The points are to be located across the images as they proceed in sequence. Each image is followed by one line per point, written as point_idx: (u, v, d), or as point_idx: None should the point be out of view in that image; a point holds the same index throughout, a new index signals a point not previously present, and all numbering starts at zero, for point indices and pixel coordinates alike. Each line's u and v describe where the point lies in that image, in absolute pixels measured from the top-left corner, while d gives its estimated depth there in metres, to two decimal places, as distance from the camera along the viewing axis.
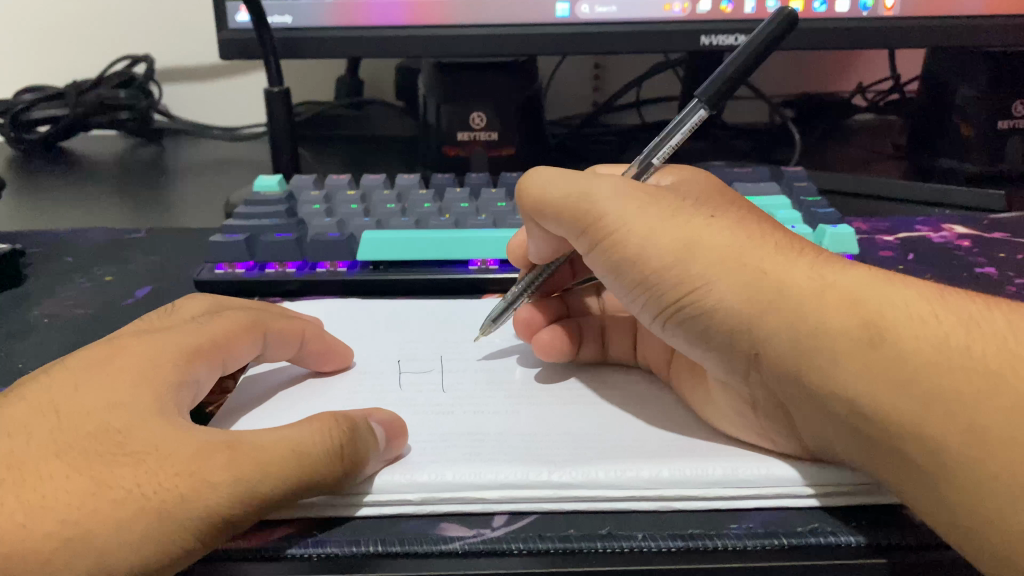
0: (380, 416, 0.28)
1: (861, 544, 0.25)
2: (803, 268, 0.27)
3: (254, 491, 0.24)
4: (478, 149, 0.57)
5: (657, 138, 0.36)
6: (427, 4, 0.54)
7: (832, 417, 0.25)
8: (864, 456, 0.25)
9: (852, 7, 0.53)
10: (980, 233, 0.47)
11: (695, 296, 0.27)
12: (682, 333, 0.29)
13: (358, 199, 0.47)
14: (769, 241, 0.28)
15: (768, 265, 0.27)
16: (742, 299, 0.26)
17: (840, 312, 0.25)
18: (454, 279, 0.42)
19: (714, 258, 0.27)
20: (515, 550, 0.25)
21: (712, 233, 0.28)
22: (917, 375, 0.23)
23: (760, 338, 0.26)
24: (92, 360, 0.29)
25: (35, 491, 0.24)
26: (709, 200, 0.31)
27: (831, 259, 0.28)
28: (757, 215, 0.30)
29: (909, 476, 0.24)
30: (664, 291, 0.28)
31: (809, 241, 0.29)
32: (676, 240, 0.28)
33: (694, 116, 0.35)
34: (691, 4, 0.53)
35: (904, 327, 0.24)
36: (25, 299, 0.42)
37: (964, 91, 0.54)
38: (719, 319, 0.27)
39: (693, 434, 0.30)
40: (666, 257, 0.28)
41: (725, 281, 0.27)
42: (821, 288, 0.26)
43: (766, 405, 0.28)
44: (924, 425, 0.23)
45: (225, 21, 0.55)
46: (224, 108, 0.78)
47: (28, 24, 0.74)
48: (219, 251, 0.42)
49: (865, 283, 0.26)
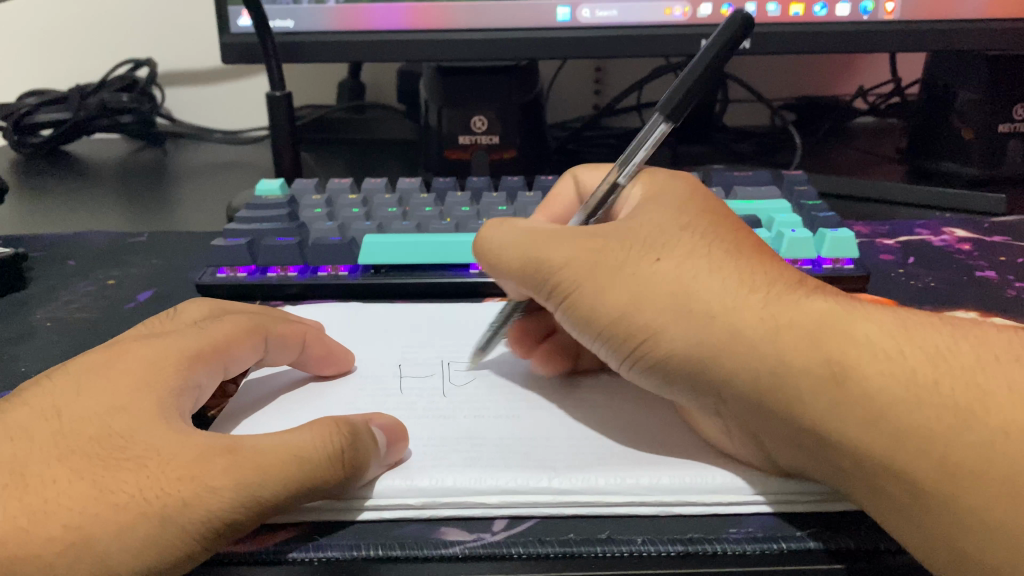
0: (381, 421, 0.28)
1: (837, 553, 0.25)
2: (756, 306, 0.27)
3: (255, 493, 0.24)
4: (479, 151, 0.57)
5: (620, 157, 0.35)
6: (428, 8, 0.54)
7: (803, 447, 0.25)
8: (841, 479, 0.25)
9: (852, 11, 0.53)
10: (981, 236, 0.47)
11: (650, 344, 0.28)
12: (648, 376, 0.29)
13: (359, 203, 0.47)
14: (717, 276, 0.28)
15: (716, 305, 0.27)
16: (693, 345, 0.27)
17: (802, 350, 0.25)
18: (455, 282, 0.42)
19: (662, 305, 0.28)
20: (515, 554, 0.25)
21: (660, 277, 0.28)
22: (885, 413, 0.24)
23: (719, 379, 0.26)
24: (95, 364, 0.29)
25: (38, 495, 0.24)
26: (662, 231, 0.30)
27: (787, 290, 0.28)
28: (711, 238, 0.30)
29: (885, 504, 0.24)
30: (621, 340, 0.29)
31: (767, 264, 0.29)
32: (624, 292, 0.29)
33: (656, 132, 0.35)
34: (691, 8, 0.53)
35: (867, 362, 0.24)
36: (28, 302, 0.42)
37: (963, 95, 0.54)
38: (678, 364, 0.27)
39: (679, 447, 0.29)
40: (616, 310, 0.29)
41: (673, 329, 0.27)
42: (774, 330, 0.26)
43: (739, 434, 0.28)
44: (897, 458, 0.23)
45: (228, 25, 0.56)
46: (227, 111, 0.78)
47: (30, 29, 0.74)
48: (221, 256, 0.42)
49: (824, 318, 0.26)
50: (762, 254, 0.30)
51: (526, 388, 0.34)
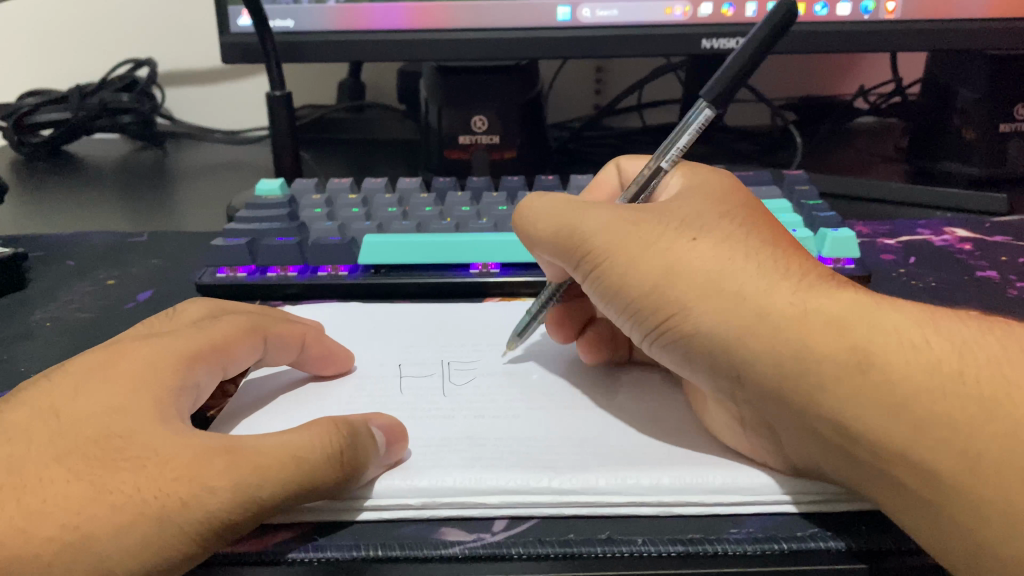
0: (381, 421, 0.28)
1: (844, 551, 0.25)
2: (786, 292, 0.27)
3: (254, 494, 0.24)
4: (479, 152, 0.57)
5: (664, 142, 0.35)
6: (428, 8, 0.54)
7: (818, 437, 0.25)
8: (852, 473, 0.25)
9: (853, 11, 0.53)
10: (982, 236, 0.47)
11: (677, 320, 0.28)
12: (670, 355, 0.29)
13: (359, 203, 0.47)
14: (754, 262, 0.28)
15: (748, 289, 0.27)
16: (720, 325, 0.27)
17: (826, 339, 0.25)
18: (455, 282, 0.42)
19: (693, 282, 0.28)
20: (515, 554, 0.25)
21: (694, 254, 0.28)
22: (909, 401, 0.23)
23: (740, 362, 0.26)
24: (93, 364, 0.29)
25: (36, 496, 0.24)
26: (700, 215, 0.30)
27: (820, 280, 0.28)
28: (750, 228, 0.30)
29: (904, 497, 0.24)
30: (648, 314, 0.29)
31: (803, 255, 0.29)
32: (657, 264, 0.29)
33: (700, 116, 0.34)
34: (692, 8, 0.53)
35: (894, 353, 0.24)
36: (28, 302, 0.42)
37: (964, 94, 0.54)
38: (702, 342, 0.27)
39: (687, 444, 0.30)
40: (648, 281, 0.29)
41: (702, 306, 0.27)
42: (802, 314, 0.26)
43: (754, 423, 0.28)
44: (916, 447, 0.23)
45: (228, 25, 0.56)
46: (227, 111, 0.78)
47: (30, 29, 0.74)
48: (220, 255, 0.42)
49: (852, 307, 0.26)
50: (797, 248, 0.30)
51: (526, 387, 0.34)
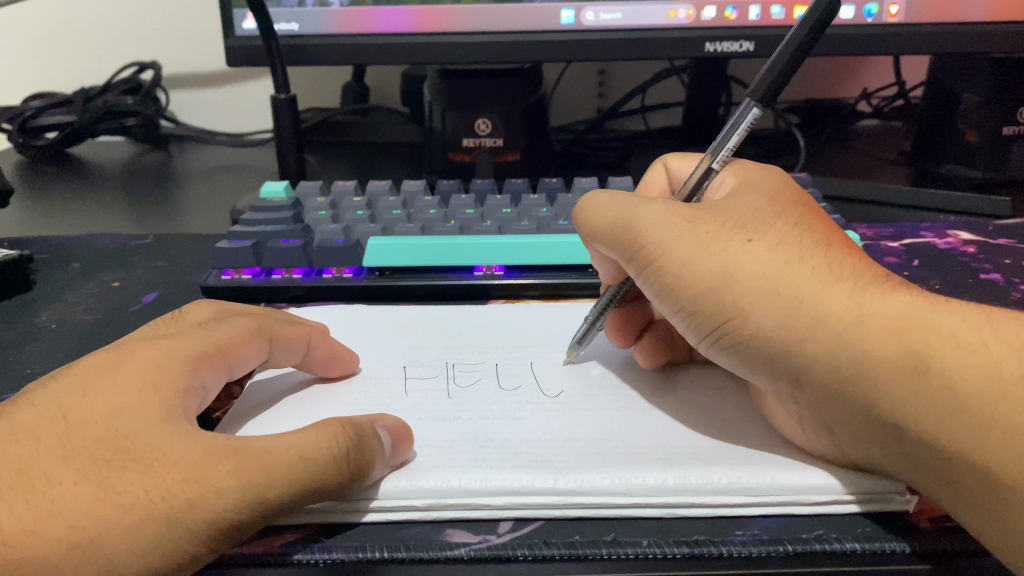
0: (387, 421, 0.28)
1: (908, 552, 0.25)
2: (843, 295, 0.27)
3: (262, 494, 0.24)
4: (484, 154, 0.58)
5: (714, 141, 0.34)
6: (433, 11, 0.54)
7: (876, 437, 0.26)
8: (910, 472, 0.25)
9: (856, 14, 0.53)
10: (986, 239, 0.47)
11: (735, 324, 0.28)
12: (728, 355, 0.29)
13: (364, 205, 0.47)
14: (808, 265, 0.28)
15: (806, 293, 0.27)
16: (780, 327, 0.27)
17: (883, 340, 0.25)
18: (459, 284, 0.42)
19: (750, 286, 0.28)
20: (520, 556, 0.25)
21: (753, 256, 0.28)
22: (967, 404, 0.24)
23: (798, 365, 0.26)
24: (101, 365, 0.29)
25: (44, 496, 0.24)
26: (755, 213, 0.30)
27: (875, 282, 0.27)
28: (806, 228, 0.30)
29: (954, 496, 0.24)
30: (707, 315, 0.29)
31: (856, 256, 0.29)
32: (714, 264, 0.28)
33: (748, 115, 0.33)
34: (696, 11, 0.54)
35: (951, 353, 0.24)
36: (33, 304, 0.42)
37: (967, 98, 0.54)
38: (760, 345, 0.27)
39: (748, 442, 0.30)
40: (705, 284, 0.28)
41: (762, 310, 0.27)
42: (858, 316, 0.26)
43: (811, 424, 0.28)
44: (975, 448, 0.23)
45: (233, 28, 0.56)
46: (231, 115, 0.79)
47: (37, 34, 0.75)
48: (226, 258, 0.43)
49: (907, 311, 0.26)
50: (849, 248, 0.30)
51: (531, 389, 0.34)
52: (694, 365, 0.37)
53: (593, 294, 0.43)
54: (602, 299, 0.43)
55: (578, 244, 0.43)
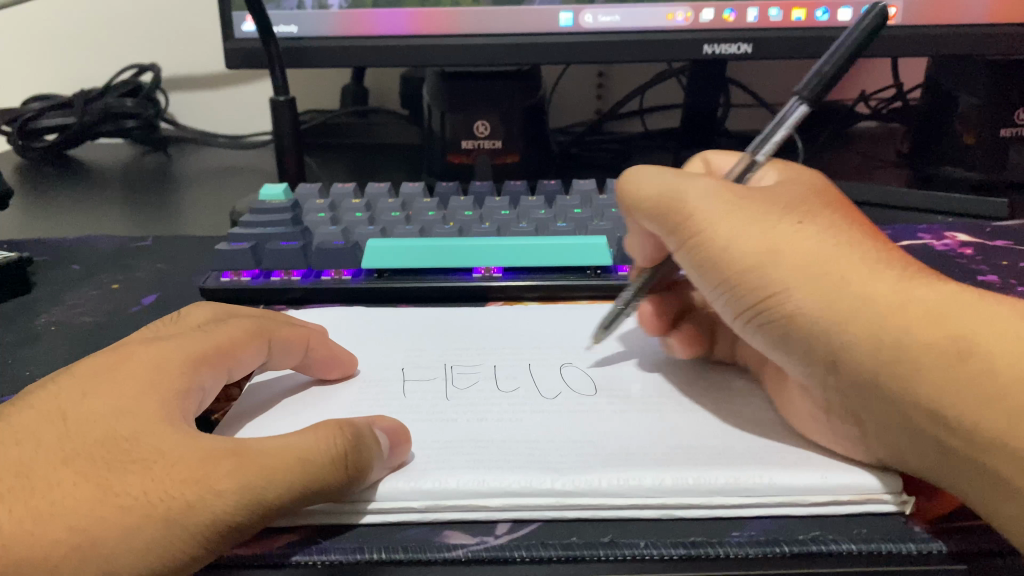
0: (385, 424, 0.28)
1: (947, 553, 0.25)
2: (888, 281, 0.27)
3: (259, 496, 0.24)
4: (482, 156, 0.58)
5: (757, 138, 0.35)
6: (432, 13, 0.54)
7: (908, 424, 0.26)
8: (938, 461, 0.26)
9: (854, 16, 0.53)
10: (982, 241, 0.47)
11: (775, 302, 0.28)
12: (763, 335, 0.29)
13: (363, 207, 0.47)
14: (857, 252, 0.28)
15: (852, 276, 0.27)
16: (822, 307, 0.27)
17: (927, 326, 0.25)
18: (457, 286, 0.42)
19: (796, 265, 0.28)
20: (518, 557, 0.25)
21: (800, 238, 0.28)
22: (1008, 394, 0.24)
23: (836, 345, 0.26)
24: (100, 367, 0.29)
25: (43, 498, 0.24)
26: (801, 202, 0.30)
27: (921, 275, 0.28)
28: (851, 220, 0.30)
29: (981, 487, 0.25)
30: (745, 292, 0.28)
31: (903, 252, 0.29)
32: (759, 242, 0.28)
33: (797, 111, 0.34)
34: (694, 13, 0.54)
35: (996, 343, 0.25)
36: (33, 306, 0.42)
37: (964, 100, 0.55)
38: (798, 326, 0.27)
39: (769, 435, 0.30)
40: (749, 259, 0.28)
41: (806, 288, 0.27)
42: (903, 302, 0.26)
43: (839, 412, 0.28)
44: (1010, 439, 0.24)
45: (232, 30, 0.56)
46: (231, 117, 0.79)
47: (38, 37, 0.75)
48: (225, 260, 0.43)
49: (952, 301, 0.26)
50: (892, 244, 0.30)
51: (529, 390, 0.34)
52: (692, 367, 0.37)
53: (591, 296, 0.43)
54: (601, 300, 0.43)
55: (575, 246, 0.43)
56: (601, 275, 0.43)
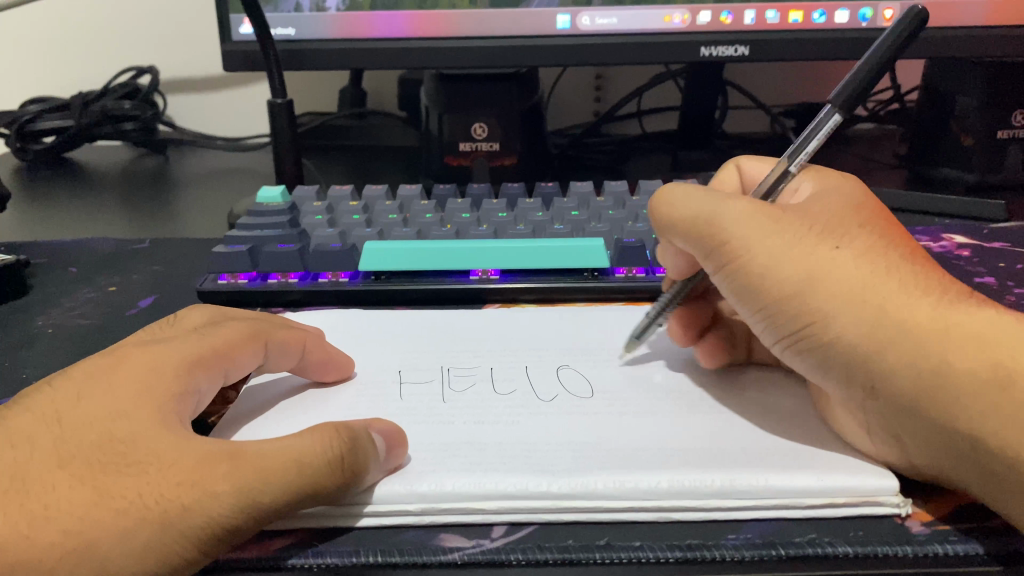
0: (381, 426, 0.28)
1: (984, 554, 0.25)
2: (927, 307, 0.27)
3: (255, 499, 0.24)
4: (480, 159, 0.58)
5: (792, 145, 0.34)
6: (430, 15, 0.54)
7: (951, 449, 0.26)
8: (979, 484, 0.26)
9: (851, 18, 0.53)
10: (980, 243, 0.47)
11: (818, 328, 0.27)
12: (803, 359, 0.29)
13: (360, 209, 0.47)
14: (895, 277, 0.28)
15: (890, 303, 0.27)
16: (863, 335, 0.27)
17: (968, 355, 0.26)
18: (454, 288, 0.42)
19: (836, 292, 0.28)
20: (514, 560, 0.25)
21: (840, 264, 0.28)
22: None
23: (878, 373, 0.27)
24: (96, 369, 0.29)
25: (39, 501, 0.24)
26: (839, 222, 0.30)
27: (958, 298, 0.28)
28: (888, 240, 0.30)
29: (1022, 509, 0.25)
30: (787, 319, 0.28)
31: (939, 271, 0.29)
32: (799, 268, 0.28)
33: (829, 121, 0.34)
34: (691, 16, 0.54)
35: None
36: (29, 308, 0.42)
37: (963, 100, 0.54)
38: (840, 353, 0.27)
39: (791, 435, 0.30)
40: (788, 287, 0.28)
41: (848, 316, 0.27)
42: (943, 329, 0.26)
43: (878, 433, 0.28)
44: None
45: (230, 32, 0.56)
46: (229, 119, 0.79)
47: (36, 39, 0.75)
48: (221, 262, 0.43)
49: (992, 327, 0.26)
50: (928, 263, 0.30)
51: (526, 393, 0.34)
52: (692, 368, 0.37)
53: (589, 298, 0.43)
54: (600, 302, 0.43)
55: (572, 249, 0.43)
56: (599, 277, 0.43)
